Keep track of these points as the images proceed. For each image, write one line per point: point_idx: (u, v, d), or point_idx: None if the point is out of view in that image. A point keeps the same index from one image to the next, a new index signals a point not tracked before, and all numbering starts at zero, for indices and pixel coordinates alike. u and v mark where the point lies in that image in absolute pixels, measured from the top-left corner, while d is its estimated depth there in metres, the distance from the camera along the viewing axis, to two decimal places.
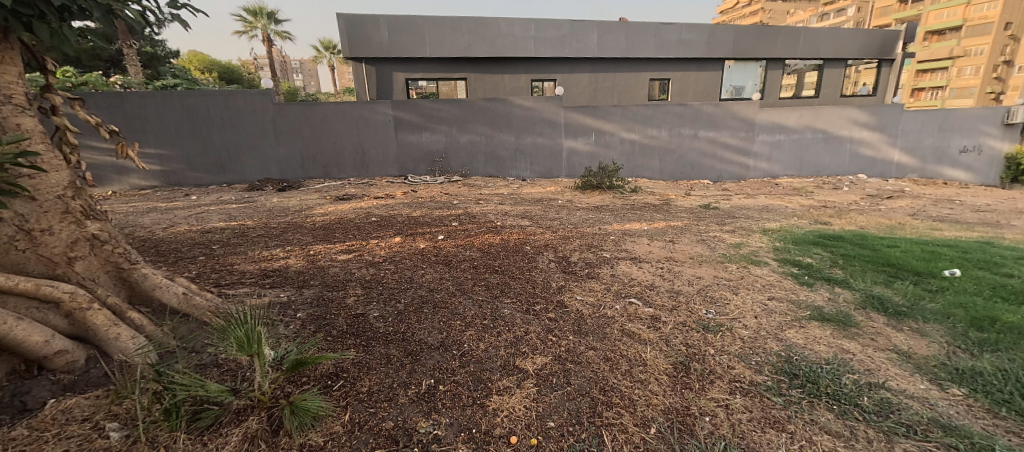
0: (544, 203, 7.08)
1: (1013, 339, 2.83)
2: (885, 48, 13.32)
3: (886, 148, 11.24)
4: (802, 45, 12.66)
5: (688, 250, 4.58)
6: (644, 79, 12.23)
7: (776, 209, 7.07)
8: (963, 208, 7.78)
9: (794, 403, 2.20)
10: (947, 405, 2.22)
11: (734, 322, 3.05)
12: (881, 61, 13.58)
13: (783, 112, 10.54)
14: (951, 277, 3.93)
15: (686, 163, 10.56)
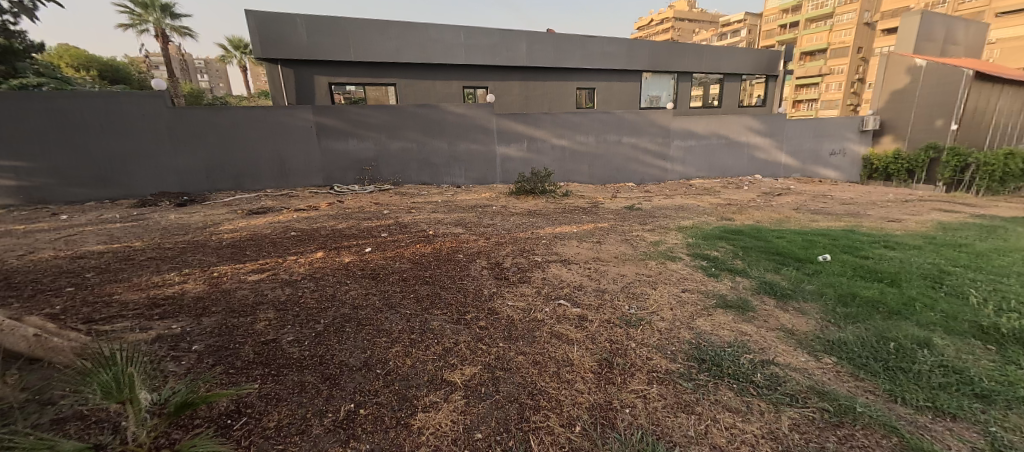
0: (477, 209, 7.05)
1: (867, 311, 3.37)
2: (772, 65, 15.25)
3: (775, 151, 12.85)
4: (705, 60, 14.05)
5: (611, 250, 4.83)
6: (574, 87, 12.83)
7: (689, 208, 7.75)
8: (834, 202, 9.14)
9: (699, 385, 2.41)
10: (820, 373, 2.57)
11: (652, 315, 3.26)
12: (769, 76, 15.53)
13: (693, 120, 11.60)
14: (823, 261, 4.58)
15: (612, 167, 11.17)
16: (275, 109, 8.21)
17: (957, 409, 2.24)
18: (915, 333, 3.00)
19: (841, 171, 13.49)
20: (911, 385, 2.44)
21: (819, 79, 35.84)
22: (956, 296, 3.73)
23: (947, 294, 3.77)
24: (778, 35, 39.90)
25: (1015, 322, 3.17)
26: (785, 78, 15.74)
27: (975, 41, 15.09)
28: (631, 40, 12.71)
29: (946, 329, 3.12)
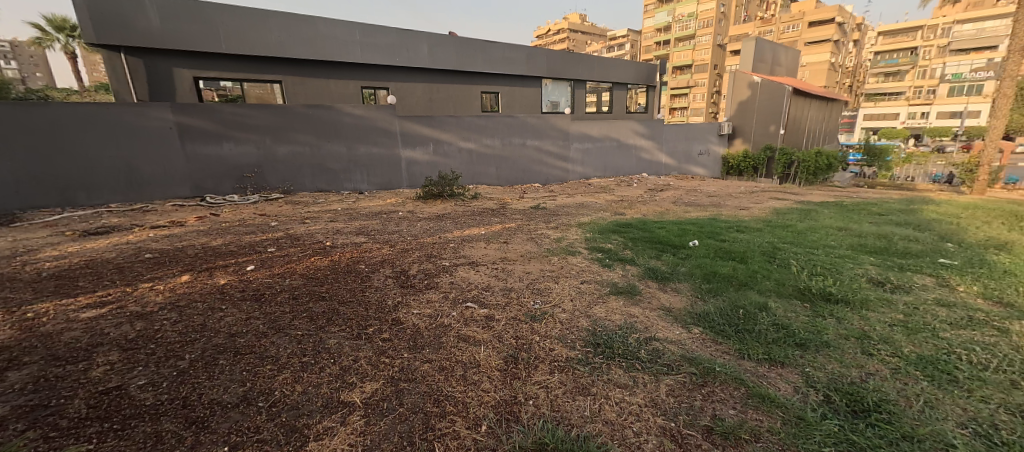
0: (380, 216, 6.69)
1: (724, 285, 4.01)
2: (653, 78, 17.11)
3: (656, 152, 14.47)
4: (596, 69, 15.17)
5: (516, 249, 4.98)
6: (479, 91, 12.95)
7: (588, 205, 8.32)
8: (702, 195, 10.59)
9: (593, 366, 2.62)
10: (690, 341, 2.98)
11: (554, 308, 3.44)
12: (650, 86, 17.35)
13: (588, 124, 12.50)
14: (693, 246, 5.30)
15: (518, 169, 11.45)
16: (114, 107, 6.82)
17: (785, 357, 2.78)
18: (755, 299, 3.65)
19: (709, 168, 15.64)
20: (755, 342, 2.95)
21: (688, 90, 39.90)
22: (784, 266, 4.62)
23: (779, 265, 4.64)
24: (656, 51, 43.27)
25: (819, 282, 4.05)
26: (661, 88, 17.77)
27: (790, 64, 18.88)
28: (530, 47, 13.20)
29: (778, 293, 3.84)
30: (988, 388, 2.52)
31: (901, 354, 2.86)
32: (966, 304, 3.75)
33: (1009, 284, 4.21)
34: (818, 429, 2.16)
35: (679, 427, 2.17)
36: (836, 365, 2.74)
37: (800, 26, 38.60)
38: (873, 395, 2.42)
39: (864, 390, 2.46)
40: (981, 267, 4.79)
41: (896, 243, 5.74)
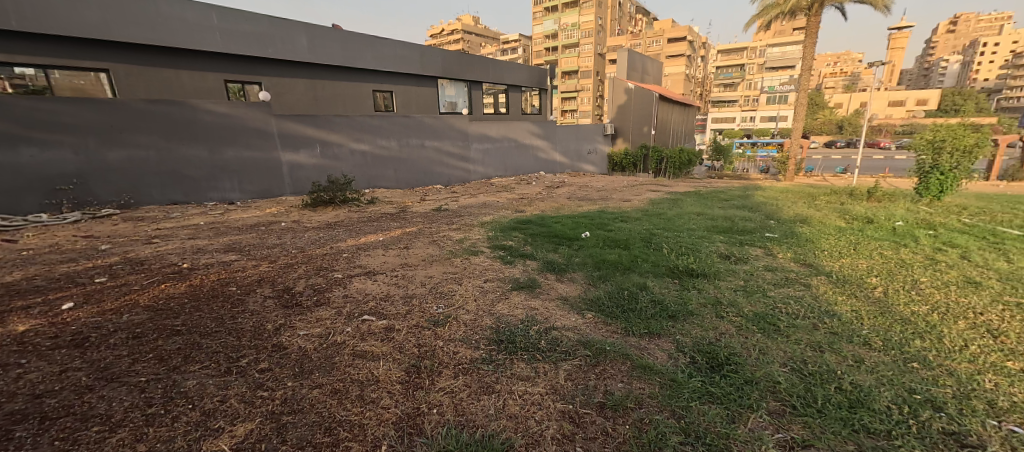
0: (259, 229, 5.96)
1: (611, 270, 4.44)
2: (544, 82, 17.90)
3: (551, 152, 15.31)
4: (490, 71, 15.38)
5: (417, 253, 4.86)
6: (371, 89, 12.29)
7: (490, 204, 8.45)
8: (592, 190, 11.50)
9: (496, 364, 2.72)
10: (585, 326, 3.25)
11: (458, 310, 3.45)
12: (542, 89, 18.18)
13: (486, 125, 12.70)
14: (585, 237, 5.75)
15: (419, 170, 11.10)
16: None
17: (660, 329, 3.20)
18: (636, 281, 4.12)
19: (598, 165, 16.99)
20: (637, 319, 3.34)
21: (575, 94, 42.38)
22: (658, 249, 5.27)
23: (654, 249, 5.28)
24: (545, 56, 45.09)
25: (683, 260, 4.72)
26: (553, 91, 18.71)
27: (654, 74, 21.56)
28: (423, 46, 12.89)
29: (654, 274, 4.38)
30: (800, 332, 3.21)
31: (742, 314, 3.50)
32: (783, 267, 4.71)
33: (811, 250, 5.39)
34: (685, 387, 2.53)
35: (577, 407, 2.37)
36: (698, 330, 3.24)
37: (661, 41, 44.32)
38: (723, 351, 2.93)
39: (719, 349, 2.95)
40: (793, 237, 6.04)
41: (739, 223, 6.93)
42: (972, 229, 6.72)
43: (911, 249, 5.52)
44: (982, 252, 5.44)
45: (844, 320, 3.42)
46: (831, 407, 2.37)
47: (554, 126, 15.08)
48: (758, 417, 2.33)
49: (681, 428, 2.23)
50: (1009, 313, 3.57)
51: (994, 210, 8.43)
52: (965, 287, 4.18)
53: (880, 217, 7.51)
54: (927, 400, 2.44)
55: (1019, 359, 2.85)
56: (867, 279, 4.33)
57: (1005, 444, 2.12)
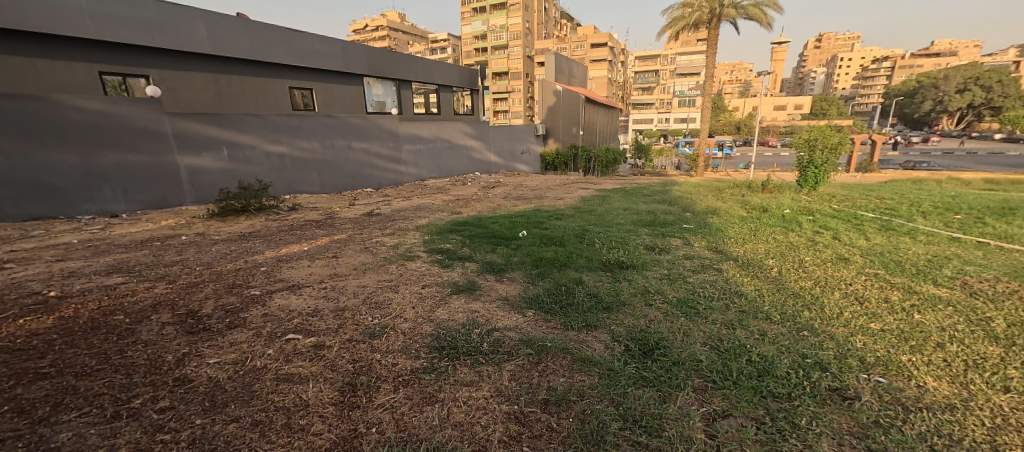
0: (154, 244, 5.19)
1: (549, 267, 4.49)
2: (474, 82, 17.76)
3: (485, 152, 15.28)
4: (418, 70, 14.86)
5: (347, 262, 4.54)
6: (288, 86, 11.21)
7: (425, 206, 8.20)
8: (526, 189, 11.67)
9: (437, 372, 2.61)
10: (528, 325, 3.25)
11: (396, 320, 3.27)
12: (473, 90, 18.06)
13: (416, 125, 12.32)
14: (522, 236, 5.78)
15: (346, 173, 10.44)
16: None
17: (597, 322, 3.29)
18: (572, 276, 4.20)
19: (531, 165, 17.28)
20: (575, 314, 3.41)
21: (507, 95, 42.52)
22: (591, 244, 5.45)
23: (587, 244, 5.46)
24: (476, 57, 44.53)
25: (615, 254, 4.92)
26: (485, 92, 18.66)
27: (580, 77, 22.46)
28: (345, 41, 12.16)
29: (589, 268, 4.51)
30: (716, 312, 3.49)
31: (668, 300, 3.72)
32: (701, 255, 5.09)
33: (721, 238, 5.90)
34: (622, 375, 2.62)
35: (522, 406, 2.35)
36: (631, 319, 3.37)
37: (584, 46, 46.25)
38: (654, 336, 3.08)
39: (650, 335, 3.09)
40: (707, 227, 6.58)
41: (661, 216, 7.40)
42: (840, 213, 7.84)
43: (797, 233, 6.29)
44: (848, 232, 6.36)
45: (750, 298, 3.79)
46: (745, 378, 2.61)
47: (486, 126, 15.09)
48: (687, 395, 2.48)
49: (620, 414, 2.30)
50: (870, 282, 4.21)
51: (854, 197, 9.91)
52: (835, 262, 4.83)
53: (772, 206, 8.46)
54: (817, 363, 2.78)
55: (876, 319, 3.39)
56: (765, 261, 4.84)
57: (875, 393, 2.50)
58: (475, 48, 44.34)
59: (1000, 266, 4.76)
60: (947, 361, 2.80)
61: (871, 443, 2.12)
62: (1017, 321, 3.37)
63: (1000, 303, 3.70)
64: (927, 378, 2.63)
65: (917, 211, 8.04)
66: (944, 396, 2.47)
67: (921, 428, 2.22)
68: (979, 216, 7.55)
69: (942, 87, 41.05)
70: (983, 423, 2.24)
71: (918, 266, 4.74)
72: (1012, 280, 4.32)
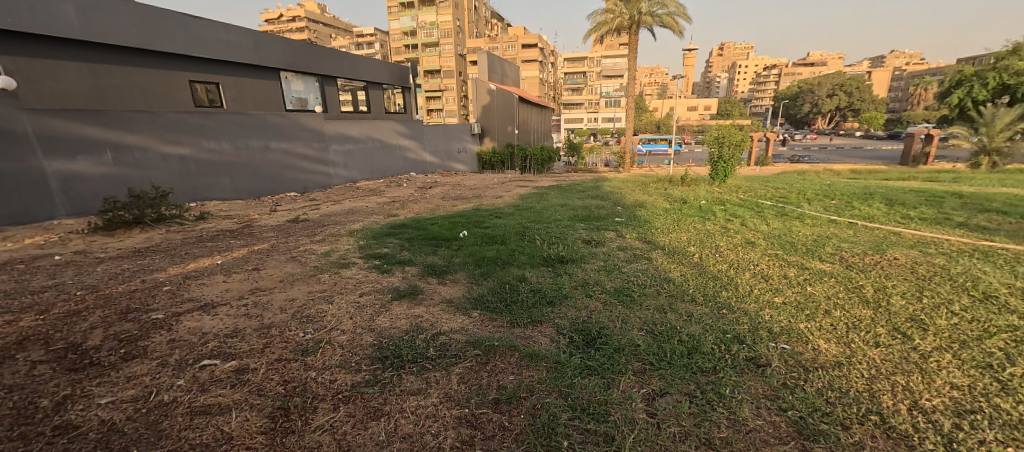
0: (21, 267, 4.34)
1: (492, 267, 4.43)
2: (405, 79, 16.49)
3: (420, 151, 14.92)
4: (346, 64, 13.16)
5: (272, 274, 4.13)
6: (185, 79, 8.93)
7: (358, 210, 7.77)
8: (465, 188, 11.53)
9: (381, 384, 2.44)
10: (475, 326, 3.16)
11: (331, 332, 3.02)
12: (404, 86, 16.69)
13: (344, 124, 11.50)
14: (463, 236, 5.66)
15: (265, 176, 9.29)
16: None
17: (542, 316, 3.28)
18: (515, 274, 4.18)
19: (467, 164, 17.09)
20: (520, 311, 3.38)
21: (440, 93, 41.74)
22: (532, 241, 5.47)
23: (528, 241, 5.47)
24: (405, 53, 42.94)
25: (555, 249, 4.98)
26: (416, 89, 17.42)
27: (512, 77, 22.64)
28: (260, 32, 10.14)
29: (531, 265, 4.51)
30: (649, 298, 3.65)
31: (606, 290, 3.83)
32: (633, 246, 5.32)
33: (650, 229, 6.23)
34: (568, 366, 2.63)
35: (473, 409, 2.28)
36: (574, 311, 3.41)
37: (515, 47, 46.72)
38: (595, 326, 3.14)
39: (592, 325, 3.15)
40: (637, 220, 6.91)
41: (594, 211, 7.65)
42: (746, 202, 8.63)
43: (712, 221, 6.82)
44: (751, 219, 7.00)
45: (676, 282, 4.03)
46: (677, 357, 2.74)
47: (420, 125, 14.71)
48: (628, 378, 2.55)
49: (569, 405, 2.31)
50: (772, 261, 4.66)
51: (755, 187, 11.01)
52: (744, 246, 5.29)
53: (689, 197, 9.13)
54: (735, 337, 3.00)
55: (778, 293, 3.76)
56: (687, 248, 5.16)
57: (782, 359, 2.76)
58: (403, 45, 42.42)
59: (867, 241, 5.52)
60: (834, 325, 3.17)
61: (782, 404, 2.32)
62: (882, 286, 3.92)
63: (869, 272, 4.30)
64: (820, 341, 2.95)
65: (805, 198, 9.13)
66: (834, 355, 2.79)
67: (819, 385, 2.48)
68: (850, 200, 8.75)
69: (817, 92, 47.66)
70: (863, 375, 2.56)
71: (807, 245, 5.34)
72: (877, 252, 5.03)
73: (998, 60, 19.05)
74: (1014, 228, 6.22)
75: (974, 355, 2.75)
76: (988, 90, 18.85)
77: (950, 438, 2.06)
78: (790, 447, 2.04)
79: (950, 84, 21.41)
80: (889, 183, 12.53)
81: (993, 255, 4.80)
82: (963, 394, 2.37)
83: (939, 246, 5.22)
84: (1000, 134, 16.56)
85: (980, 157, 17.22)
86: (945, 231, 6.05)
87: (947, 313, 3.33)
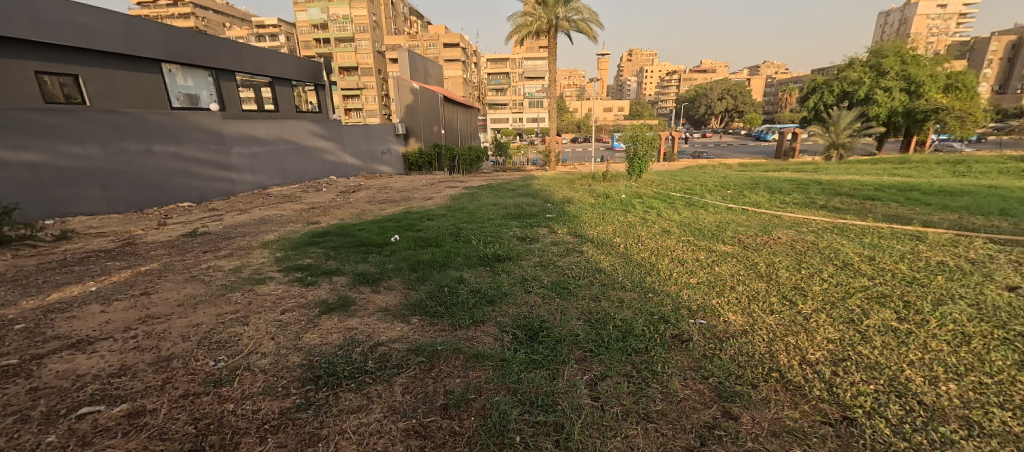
0: None
1: (428, 270, 4.24)
2: (319, 76, 14.69)
3: (340, 154, 14.09)
4: (247, 59, 11.29)
5: (168, 298, 3.57)
6: (24, 71, 6.79)
7: (272, 219, 7.06)
8: (392, 191, 11.06)
9: (315, 406, 2.20)
10: (416, 332, 2.99)
11: (249, 357, 2.67)
12: (318, 85, 14.88)
13: (249, 124, 10.33)
14: (395, 241, 5.37)
15: (149, 185, 7.83)
16: None
17: (484, 316, 3.20)
18: (453, 276, 4.04)
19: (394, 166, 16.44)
20: (461, 312, 3.25)
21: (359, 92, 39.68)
22: (467, 242, 5.35)
23: (463, 242, 5.35)
24: (316, 48, 39.93)
25: (491, 249, 4.91)
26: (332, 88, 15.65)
27: (435, 76, 22.17)
28: (128, 14, 8.11)
29: (469, 265, 4.40)
30: (583, 288, 3.73)
31: (543, 284, 3.84)
32: (565, 240, 5.42)
33: (579, 223, 6.39)
34: (514, 362, 2.57)
35: (420, 418, 2.12)
36: (514, 308, 3.37)
37: (437, 46, 45.82)
38: (536, 321, 3.11)
39: (533, 320, 3.12)
40: (566, 215, 7.06)
41: (526, 208, 7.71)
42: (659, 195, 9.26)
43: (632, 213, 7.20)
44: (664, 209, 7.52)
45: (606, 271, 4.18)
46: (614, 341, 2.81)
47: (339, 126, 13.86)
48: (571, 367, 2.56)
49: (518, 400, 2.25)
50: (687, 247, 5.01)
51: (665, 181, 11.88)
52: (661, 234, 5.63)
53: (611, 192, 9.58)
54: (660, 317, 3.15)
55: (692, 275, 4.03)
56: (614, 239, 5.37)
57: (700, 333, 2.93)
58: (313, 39, 39.36)
59: (757, 224, 6.16)
60: (738, 298, 3.46)
61: (705, 372, 2.47)
62: (770, 262, 4.38)
63: (761, 251, 4.79)
64: (728, 313, 3.20)
65: (706, 189, 10.02)
66: (740, 325, 3.03)
67: (732, 352, 2.67)
68: (741, 190, 9.77)
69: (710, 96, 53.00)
70: (764, 338, 2.82)
71: (714, 230, 5.83)
72: (765, 233, 5.63)
73: (840, 70, 22.75)
74: (859, 207, 7.35)
75: (842, 312, 3.15)
76: (834, 96, 22.52)
77: (831, 383, 2.34)
78: (714, 410, 2.18)
79: (805, 91, 24.94)
80: (766, 174, 14.24)
81: (848, 230, 5.62)
82: (837, 346, 2.70)
83: (809, 225, 5.99)
84: (843, 131, 19.50)
85: (831, 151, 20.12)
86: (811, 212, 6.98)
87: (819, 280, 3.80)
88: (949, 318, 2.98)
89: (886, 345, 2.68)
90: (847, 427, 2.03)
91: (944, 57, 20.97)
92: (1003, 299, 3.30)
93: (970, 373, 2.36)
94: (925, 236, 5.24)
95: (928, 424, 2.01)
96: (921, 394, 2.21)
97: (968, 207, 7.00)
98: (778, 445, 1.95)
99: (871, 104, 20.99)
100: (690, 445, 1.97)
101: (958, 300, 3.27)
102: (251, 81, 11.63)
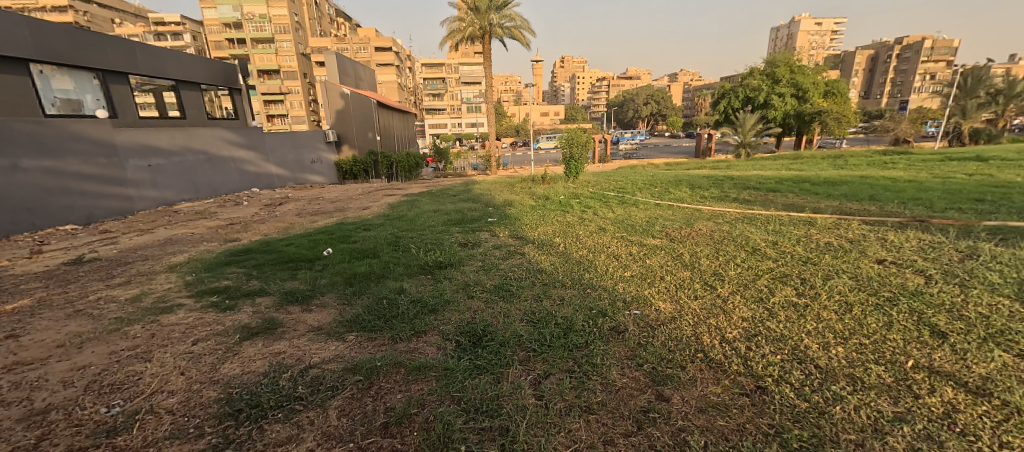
0: None
1: (365, 283, 4.05)
2: (233, 80, 13.48)
3: (262, 163, 13.03)
4: (142, 61, 10.06)
5: (45, 340, 3.05)
6: None
7: (180, 239, 6.33)
8: (324, 201, 10.42)
9: (236, 444, 1.99)
10: (354, 350, 2.82)
11: (154, 398, 2.36)
12: (231, 90, 13.63)
13: (148, 132, 9.22)
14: (327, 255, 5.06)
15: (17, 207, 6.69)
16: None
17: (426, 326, 3.11)
18: (392, 286, 3.90)
19: (325, 175, 15.62)
20: (402, 324, 3.14)
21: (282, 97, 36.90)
22: (406, 251, 5.18)
23: (402, 251, 5.17)
24: (228, 49, 36.65)
25: (432, 256, 4.79)
26: (248, 92, 14.41)
27: (367, 81, 21.36)
28: None
29: (409, 275, 4.27)
30: (526, 289, 3.77)
31: (486, 288, 3.83)
32: (507, 244, 5.45)
33: (520, 226, 6.46)
34: (458, 370, 2.52)
35: (359, 442, 2.01)
36: (458, 315, 3.31)
37: (367, 50, 44.29)
38: (479, 326, 3.07)
39: (476, 325, 3.09)
40: (508, 218, 7.10)
41: (467, 214, 7.62)
42: (595, 194, 9.63)
43: (571, 213, 7.43)
44: (599, 208, 7.83)
45: (546, 270, 4.27)
46: (556, 339, 2.86)
47: (258, 133, 12.84)
48: (515, 368, 2.57)
49: (462, 408, 2.21)
50: (620, 242, 5.27)
51: (599, 181, 12.41)
52: (598, 232, 5.86)
53: (550, 194, 9.76)
54: (598, 312, 3.27)
55: (626, 268, 4.25)
56: (554, 239, 5.50)
57: (634, 323, 3.08)
58: (224, 39, 35.97)
59: (681, 218, 6.61)
60: (668, 288, 3.69)
61: (639, 360, 2.60)
62: (694, 251, 4.73)
63: (686, 242, 5.15)
64: (658, 302, 3.41)
65: (636, 187, 10.63)
66: (669, 312, 3.23)
67: (663, 338, 2.83)
68: (666, 187, 10.45)
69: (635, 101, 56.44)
70: (689, 322, 3.03)
71: (645, 226, 6.15)
72: (688, 226, 6.08)
73: (743, 78, 25.28)
74: (764, 198, 8.18)
75: (753, 292, 3.49)
76: (739, 101, 24.89)
77: (746, 357, 2.56)
78: (649, 395, 2.29)
79: (716, 97, 27.37)
80: (687, 171, 15.38)
81: (755, 219, 6.23)
82: (750, 324, 2.97)
83: (724, 216, 6.55)
84: (749, 132, 21.65)
85: (740, 150, 22.13)
86: (726, 205, 7.65)
87: (734, 266, 4.17)
88: (835, 290, 3.42)
89: (788, 318, 3.00)
90: (760, 396, 2.24)
91: (824, 66, 24.11)
92: (874, 270, 3.85)
93: (853, 336, 2.71)
94: (814, 221, 5.97)
95: (823, 384, 2.27)
96: (818, 358, 2.50)
97: (847, 194, 8.05)
98: (703, 420, 2.09)
99: (769, 108, 23.59)
100: (629, 431, 2.06)
101: (841, 274, 3.77)
102: (148, 85, 10.36)
